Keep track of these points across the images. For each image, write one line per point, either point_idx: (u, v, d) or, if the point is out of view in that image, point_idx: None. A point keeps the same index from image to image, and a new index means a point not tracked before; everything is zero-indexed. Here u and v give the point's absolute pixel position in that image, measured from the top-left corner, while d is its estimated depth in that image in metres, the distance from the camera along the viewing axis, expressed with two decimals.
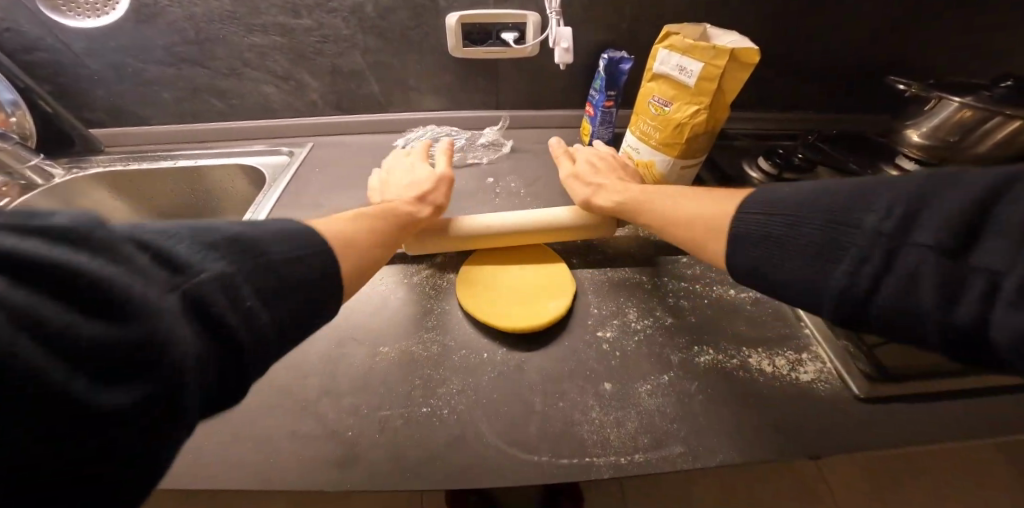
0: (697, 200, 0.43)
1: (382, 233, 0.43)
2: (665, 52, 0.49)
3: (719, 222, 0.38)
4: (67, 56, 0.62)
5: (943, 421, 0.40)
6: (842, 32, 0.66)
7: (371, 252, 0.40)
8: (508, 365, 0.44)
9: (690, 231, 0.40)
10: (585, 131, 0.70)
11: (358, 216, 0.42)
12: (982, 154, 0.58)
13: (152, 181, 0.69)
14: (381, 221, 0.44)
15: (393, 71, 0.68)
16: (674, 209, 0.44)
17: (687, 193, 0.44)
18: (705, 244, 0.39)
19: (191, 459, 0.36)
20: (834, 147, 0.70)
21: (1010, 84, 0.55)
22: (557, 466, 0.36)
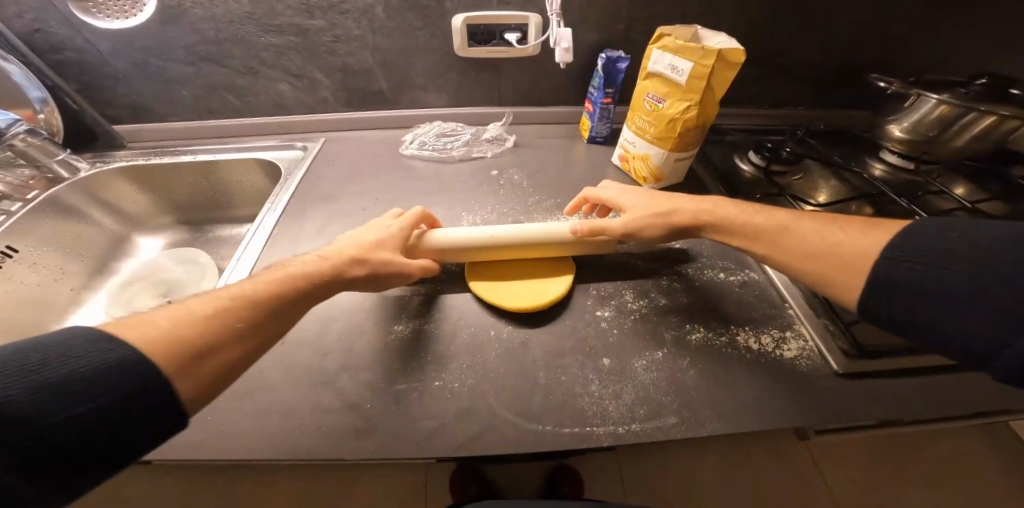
0: (833, 229, 0.41)
1: (275, 303, 0.35)
2: (659, 52, 0.53)
3: (859, 258, 0.37)
4: (93, 55, 0.65)
5: (914, 395, 0.44)
6: (828, 32, 0.69)
7: (258, 322, 0.34)
8: (514, 342, 0.48)
9: (827, 265, 0.39)
10: (584, 126, 0.73)
11: (248, 288, 0.35)
12: (960, 147, 0.61)
13: (172, 175, 0.72)
14: (279, 290, 0.36)
15: (401, 70, 0.71)
16: (807, 242, 0.41)
17: (823, 220, 0.43)
18: (845, 284, 0.37)
19: (224, 427, 0.39)
20: (819, 141, 0.74)
21: (984, 81, 0.58)
22: (559, 434, 0.39)
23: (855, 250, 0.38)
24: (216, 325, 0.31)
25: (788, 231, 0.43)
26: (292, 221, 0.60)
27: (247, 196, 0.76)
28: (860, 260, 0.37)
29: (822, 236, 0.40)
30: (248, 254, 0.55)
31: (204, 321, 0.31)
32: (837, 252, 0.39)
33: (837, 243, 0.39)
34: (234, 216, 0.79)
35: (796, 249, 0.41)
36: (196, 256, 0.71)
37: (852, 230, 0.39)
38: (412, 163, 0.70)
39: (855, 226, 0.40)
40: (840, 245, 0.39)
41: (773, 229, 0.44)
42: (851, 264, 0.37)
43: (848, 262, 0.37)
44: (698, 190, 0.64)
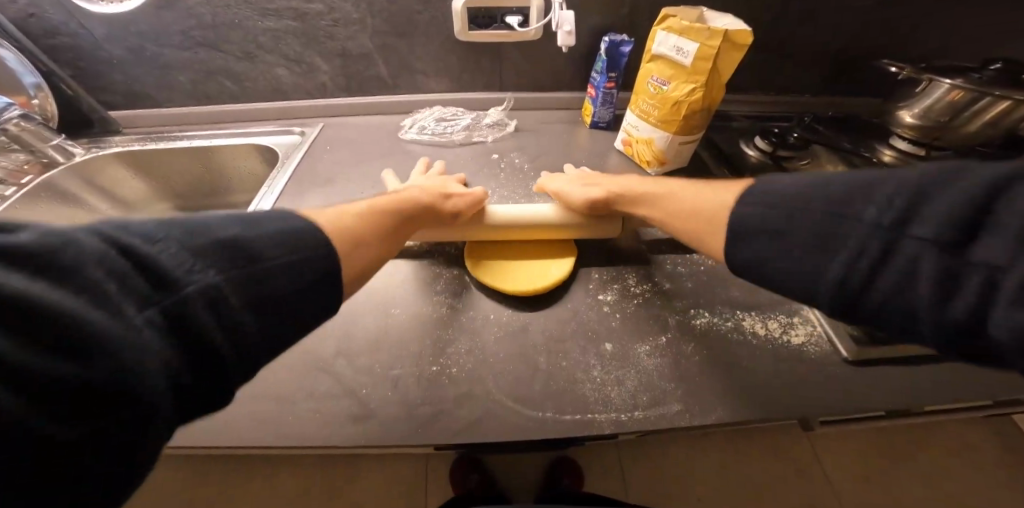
0: (693, 189, 0.44)
1: (387, 224, 0.42)
2: (663, 33, 0.51)
3: (715, 213, 0.39)
4: (88, 40, 0.64)
5: (925, 382, 0.43)
6: (837, 17, 0.68)
7: (375, 242, 0.39)
8: (514, 327, 0.46)
9: (690, 225, 0.41)
10: (586, 112, 0.72)
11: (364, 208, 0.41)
12: (973, 132, 0.60)
13: (169, 161, 0.71)
14: (388, 213, 0.43)
15: (400, 54, 0.70)
16: (679, 201, 0.44)
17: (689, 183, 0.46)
18: (703, 238, 0.39)
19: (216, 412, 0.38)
20: (827, 126, 0.72)
21: (998, 67, 0.57)
22: (561, 421, 0.38)
23: (720, 208, 0.38)
24: (358, 222, 0.38)
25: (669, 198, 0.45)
26: (290, 205, 0.59)
27: (245, 183, 0.75)
28: (723, 216, 0.37)
29: (696, 198, 0.43)
30: None
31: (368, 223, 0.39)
32: (711, 217, 0.39)
33: (717, 207, 0.39)
34: (232, 203, 0.78)
35: (678, 212, 0.44)
36: None
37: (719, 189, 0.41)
38: (411, 148, 0.69)
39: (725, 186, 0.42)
40: (718, 207, 0.39)
41: (666, 197, 0.46)
42: (712, 224, 0.38)
43: (715, 218, 0.38)
44: (703, 175, 0.63)
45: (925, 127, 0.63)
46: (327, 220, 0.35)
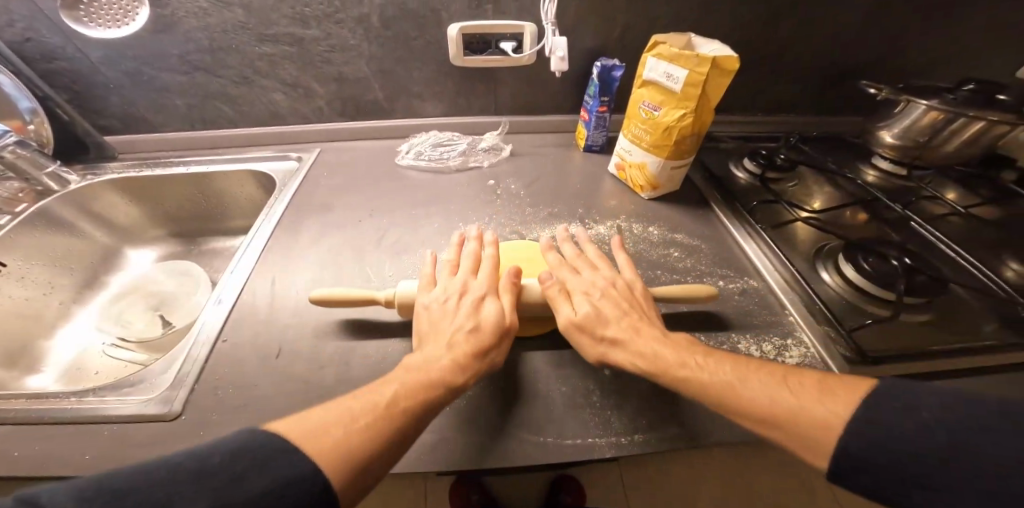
0: (766, 382, 0.34)
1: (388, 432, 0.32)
2: (654, 60, 0.53)
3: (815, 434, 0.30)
4: (85, 64, 0.64)
5: None
6: (819, 40, 0.70)
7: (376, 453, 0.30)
8: (514, 353, 0.47)
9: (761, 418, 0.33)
10: (580, 136, 0.74)
11: (367, 414, 0.32)
12: (952, 153, 0.62)
13: (164, 185, 0.71)
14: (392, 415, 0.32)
15: (396, 79, 0.71)
16: (745, 392, 0.34)
17: (753, 365, 0.37)
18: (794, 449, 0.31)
19: None
20: (813, 147, 0.75)
21: (971, 87, 0.59)
22: (562, 446, 0.39)
23: (809, 421, 0.31)
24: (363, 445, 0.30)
25: (731, 382, 0.35)
26: (288, 233, 0.59)
27: (241, 207, 0.75)
28: (823, 431, 0.30)
29: (764, 391, 0.34)
30: (242, 267, 0.54)
31: (371, 409, 0.33)
32: (791, 421, 0.32)
33: (791, 411, 0.32)
34: (228, 228, 0.78)
35: (749, 413, 0.33)
36: (188, 270, 0.71)
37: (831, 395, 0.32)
38: (408, 173, 0.70)
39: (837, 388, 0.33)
40: (797, 411, 0.32)
41: (712, 382, 0.36)
42: (798, 429, 0.31)
43: (784, 416, 0.32)
44: (694, 198, 0.65)
45: (905, 148, 0.65)
46: (333, 437, 0.30)
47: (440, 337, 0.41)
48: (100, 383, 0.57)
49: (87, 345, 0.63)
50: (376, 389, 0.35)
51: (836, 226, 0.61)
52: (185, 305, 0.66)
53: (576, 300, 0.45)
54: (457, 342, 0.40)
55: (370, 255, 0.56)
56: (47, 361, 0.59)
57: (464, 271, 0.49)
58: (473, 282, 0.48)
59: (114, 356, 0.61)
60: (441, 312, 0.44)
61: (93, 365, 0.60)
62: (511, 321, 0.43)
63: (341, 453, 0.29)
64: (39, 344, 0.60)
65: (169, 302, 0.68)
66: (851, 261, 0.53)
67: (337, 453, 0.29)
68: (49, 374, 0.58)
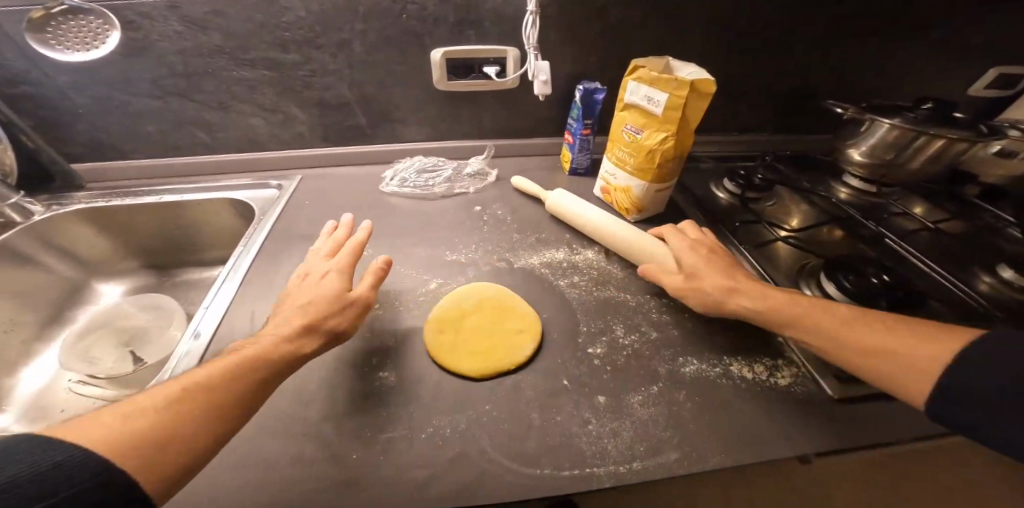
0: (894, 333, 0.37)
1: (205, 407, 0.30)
2: (634, 84, 0.53)
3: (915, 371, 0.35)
4: (52, 89, 0.62)
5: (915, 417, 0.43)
6: (789, 61, 0.73)
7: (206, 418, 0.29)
8: (505, 384, 0.46)
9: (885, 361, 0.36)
10: (564, 158, 0.74)
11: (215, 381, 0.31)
12: (916, 169, 0.65)
13: (135, 214, 0.68)
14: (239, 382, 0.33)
15: (379, 103, 0.70)
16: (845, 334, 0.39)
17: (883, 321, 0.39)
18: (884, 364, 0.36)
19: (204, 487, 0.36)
20: (790, 167, 0.78)
21: (929, 106, 0.61)
22: (559, 477, 0.38)
23: (916, 355, 0.35)
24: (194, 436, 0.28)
25: (866, 349, 0.37)
26: (268, 268, 0.57)
27: (218, 236, 0.73)
28: (924, 374, 0.34)
29: (859, 329, 0.38)
30: (217, 303, 0.51)
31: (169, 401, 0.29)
32: (883, 363, 0.36)
33: (894, 347, 0.36)
34: (206, 257, 0.75)
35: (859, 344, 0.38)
36: (159, 301, 0.68)
37: (911, 340, 0.36)
38: (392, 201, 0.69)
39: (923, 332, 0.37)
40: (890, 348, 0.36)
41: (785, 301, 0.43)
42: (873, 361, 0.37)
43: (871, 350, 0.37)
44: (679, 219, 0.66)
45: (873, 165, 0.68)
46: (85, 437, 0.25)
47: (295, 303, 0.43)
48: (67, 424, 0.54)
49: (52, 382, 0.59)
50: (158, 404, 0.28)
51: (816, 244, 0.63)
52: (154, 340, 0.63)
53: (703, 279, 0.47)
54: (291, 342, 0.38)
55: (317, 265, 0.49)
56: (10, 401, 0.55)
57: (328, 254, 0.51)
58: (339, 262, 0.48)
59: (80, 393, 0.57)
60: (288, 298, 0.44)
61: (59, 404, 0.57)
62: (362, 298, 0.45)
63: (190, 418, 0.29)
64: (3, 382, 0.56)
65: (139, 336, 0.64)
66: (833, 279, 0.54)
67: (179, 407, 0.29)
68: (12, 414, 0.54)
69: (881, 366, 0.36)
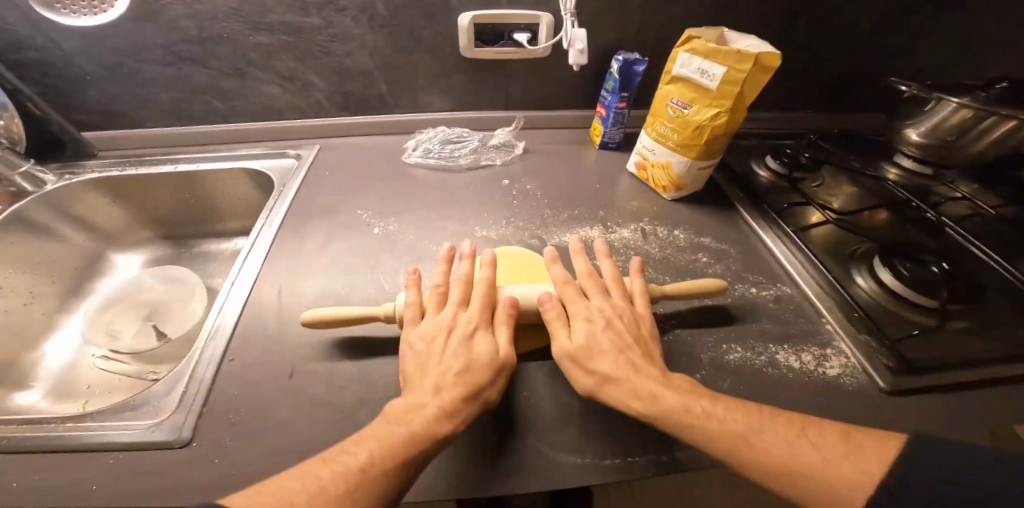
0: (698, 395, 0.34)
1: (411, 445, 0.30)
2: (687, 55, 0.49)
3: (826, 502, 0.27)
4: (58, 56, 0.58)
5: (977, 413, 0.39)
6: (839, 34, 0.68)
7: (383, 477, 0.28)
8: (542, 367, 0.44)
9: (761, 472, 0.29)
10: (595, 132, 0.70)
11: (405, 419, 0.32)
12: (981, 152, 0.60)
13: (151, 185, 0.66)
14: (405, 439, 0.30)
15: (401, 71, 0.67)
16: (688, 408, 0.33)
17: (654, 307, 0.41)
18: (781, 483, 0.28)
19: None
20: (837, 147, 0.73)
21: (1003, 85, 0.58)
22: (601, 466, 0.36)
23: (759, 443, 0.30)
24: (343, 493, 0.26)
25: (744, 433, 0.30)
26: (290, 241, 0.54)
27: (235, 208, 0.70)
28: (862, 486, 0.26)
29: (761, 436, 0.30)
30: (243, 277, 0.49)
31: (342, 475, 0.27)
32: (802, 476, 0.28)
33: (742, 432, 0.31)
34: (223, 230, 0.73)
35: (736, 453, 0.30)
36: (181, 275, 0.65)
37: (819, 451, 0.29)
38: (415, 172, 0.66)
39: (830, 442, 0.29)
40: (740, 432, 0.31)
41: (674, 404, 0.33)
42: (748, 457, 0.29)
43: (728, 437, 0.31)
44: (718, 198, 0.63)
45: (931, 146, 0.64)
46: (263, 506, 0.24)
47: (419, 386, 0.35)
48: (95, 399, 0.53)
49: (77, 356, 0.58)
50: (325, 481, 0.27)
51: (864, 227, 0.59)
52: (177, 314, 0.61)
53: (574, 327, 0.40)
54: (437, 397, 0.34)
55: (444, 289, 0.44)
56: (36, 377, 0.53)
57: (450, 301, 0.42)
58: (461, 312, 0.41)
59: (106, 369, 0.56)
60: (426, 350, 0.38)
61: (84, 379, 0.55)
62: (506, 356, 0.38)
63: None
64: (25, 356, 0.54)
65: (160, 310, 0.63)
66: (888, 265, 0.50)
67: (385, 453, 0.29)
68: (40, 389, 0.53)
69: (754, 463, 0.29)
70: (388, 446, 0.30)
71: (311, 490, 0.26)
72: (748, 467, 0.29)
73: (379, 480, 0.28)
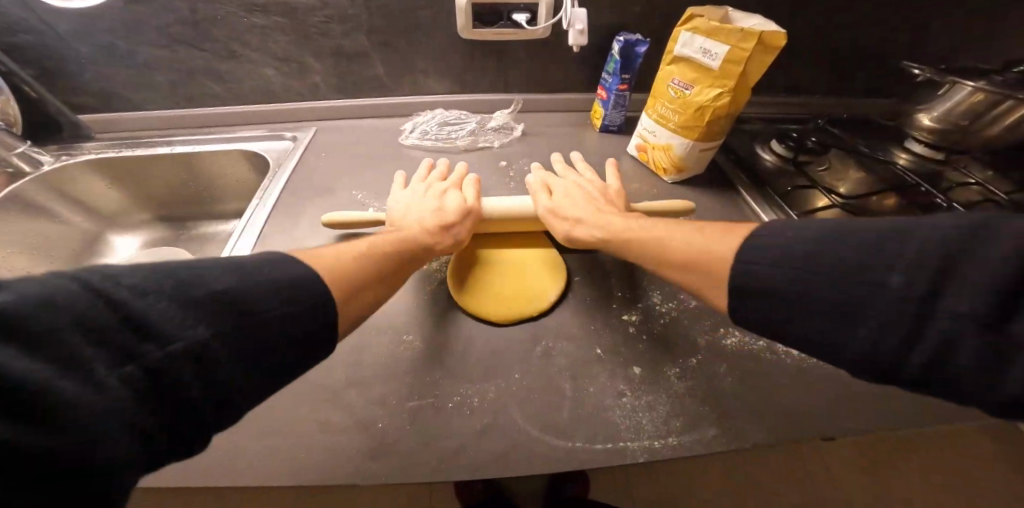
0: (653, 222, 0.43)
1: (379, 255, 0.39)
2: (688, 35, 0.48)
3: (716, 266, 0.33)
4: (53, 37, 0.58)
5: None
6: (849, 14, 0.65)
7: (361, 269, 0.36)
8: (535, 348, 0.43)
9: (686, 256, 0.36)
10: (596, 116, 0.69)
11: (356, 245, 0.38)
12: (993, 138, 0.59)
13: (148, 167, 0.66)
14: (383, 253, 0.39)
15: (398, 52, 0.65)
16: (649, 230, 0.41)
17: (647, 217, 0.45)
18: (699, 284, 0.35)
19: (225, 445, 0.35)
20: (844, 132, 0.71)
21: (1019, 70, 0.56)
22: (592, 450, 0.35)
23: (709, 255, 0.34)
24: (348, 270, 0.34)
25: (662, 238, 0.39)
26: (284, 220, 0.54)
27: (233, 191, 0.70)
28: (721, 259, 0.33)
29: (685, 235, 0.38)
30: (236, 255, 0.49)
31: (347, 268, 0.35)
32: (716, 255, 0.34)
33: (659, 238, 0.40)
34: (220, 213, 0.73)
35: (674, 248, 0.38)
36: (177, 255, 0.65)
37: (707, 237, 0.36)
38: (413, 154, 0.65)
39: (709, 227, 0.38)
40: (678, 241, 0.38)
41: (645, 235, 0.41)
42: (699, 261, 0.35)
43: (713, 263, 0.34)
44: (720, 182, 0.61)
45: (942, 132, 0.62)
46: (321, 266, 0.33)
47: (411, 224, 0.46)
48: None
49: None
50: (356, 252, 0.37)
51: (871, 213, 0.58)
52: None
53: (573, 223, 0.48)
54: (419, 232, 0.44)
55: (433, 186, 0.53)
56: None
57: (435, 177, 0.55)
58: (440, 182, 0.53)
59: None
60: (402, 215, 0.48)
61: None
62: (473, 206, 0.49)
63: (333, 282, 0.33)
64: None
65: None
66: None
67: (340, 265, 0.34)
68: None
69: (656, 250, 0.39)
70: (376, 254, 0.38)
71: (332, 264, 0.34)
72: (671, 266, 0.38)
73: (357, 275, 0.35)
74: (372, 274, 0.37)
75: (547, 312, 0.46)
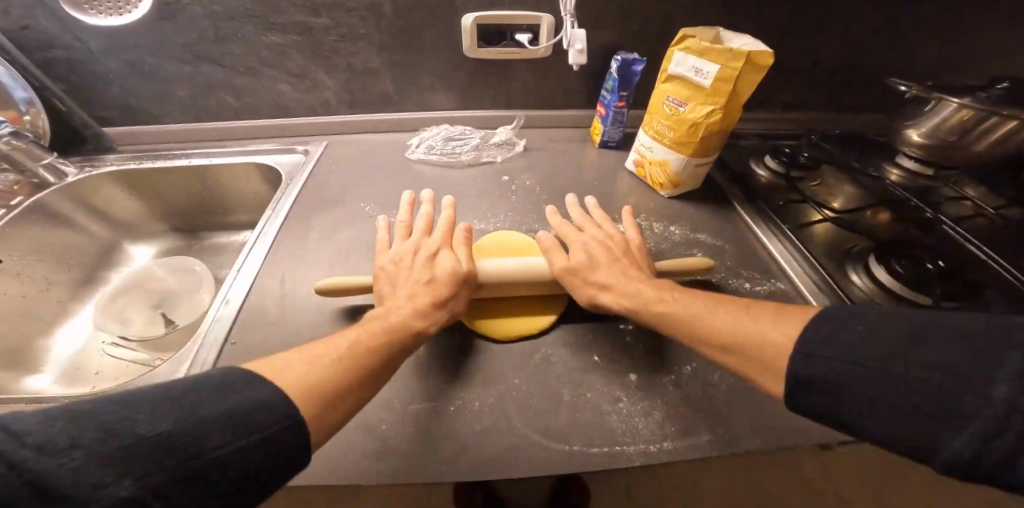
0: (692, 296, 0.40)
1: (370, 364, 0.33)
2: (681, 54, 0.50)
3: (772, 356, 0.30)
4: (84, 53, 0.61)
5: None
6: (842, 32, 0.68)
7: (348, 378, 0.31)
8: (535, 355, 0.45)
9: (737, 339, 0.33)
10: (595, 131, 0.72)
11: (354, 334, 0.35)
12: (981, 152, 0.61)
13: (166, 178, 0.69)
14: (381, 348, 0.35)
15: (406, 70, 0.68)
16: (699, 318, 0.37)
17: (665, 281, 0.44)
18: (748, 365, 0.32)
19: None
20: (836, 147, 0.73)
21: (1005, 85, 0.57)
22: (589, 454, 0.37)
23: (764, 344, 0.31)
24: (328, 372, 0.30)
25: (697, 315, 0.37)
26: (295, 232, 0.56)
27: (245, 202, 0.73)
28: (770, 349, 0.31)
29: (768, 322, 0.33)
30: (247, 266, 0.51)
31: (339, 359, 0.32)
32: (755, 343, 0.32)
33: (720, 325, 0.35)
34: (232, 223, 0.75)
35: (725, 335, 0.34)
36: (189, 265, 0.67)
37: (758, 321, 0.33)
38: (419, 168, 0.68)
39: (765, 313, 0.34)
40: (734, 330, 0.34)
41: (651, 296, 0.41)
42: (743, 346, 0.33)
43: (761, 347, 0.31)
44: (715, 197, 0.63)
45: (932, 147, 0.64)
46: (288, 383, 0.28)
47: (399, 296, 0.41)
48: (100, 385, 0.55)
49: (87, 343, 0.60)
50: (319, 356, 0.31)
51: (862, 227, 0.60)
52: (186, 302, 0.64)
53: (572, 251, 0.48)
54: (415, 317, 0.39)
55: (418, 244, 0.48)
56: (47, 361, 0.56)
57: (417, 231, 0.51)
58: (425, 238, 0.49)
59: (114, 355, 0.58)
60: (396, 267, 0.45)
61: (94, 365, 0.57)
62: (467, 270, 0.45)
63: (311, 395, 0.28)
64: (38, 343, 0.56)
65: (170, 299, 0.64)
66: (883, 263, 0.51)
67: (301, 384, 0.28)
68: (48, 374, 0.55)
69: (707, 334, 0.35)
70: (375, 341, 0.35)
71: (313, 382, 0.29)
72: (700, 328, 0.36)
73: (334, 382, 0.30)
74: (356, 364, 0.32)
75: (546, 329, 0.47)
